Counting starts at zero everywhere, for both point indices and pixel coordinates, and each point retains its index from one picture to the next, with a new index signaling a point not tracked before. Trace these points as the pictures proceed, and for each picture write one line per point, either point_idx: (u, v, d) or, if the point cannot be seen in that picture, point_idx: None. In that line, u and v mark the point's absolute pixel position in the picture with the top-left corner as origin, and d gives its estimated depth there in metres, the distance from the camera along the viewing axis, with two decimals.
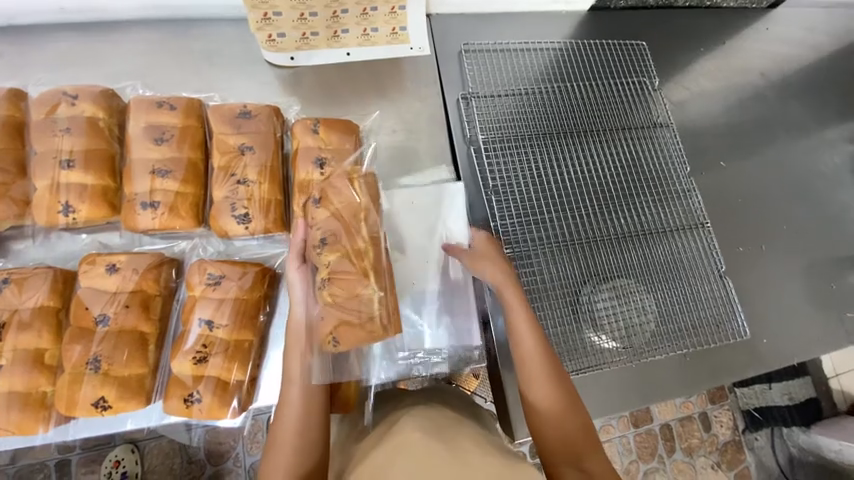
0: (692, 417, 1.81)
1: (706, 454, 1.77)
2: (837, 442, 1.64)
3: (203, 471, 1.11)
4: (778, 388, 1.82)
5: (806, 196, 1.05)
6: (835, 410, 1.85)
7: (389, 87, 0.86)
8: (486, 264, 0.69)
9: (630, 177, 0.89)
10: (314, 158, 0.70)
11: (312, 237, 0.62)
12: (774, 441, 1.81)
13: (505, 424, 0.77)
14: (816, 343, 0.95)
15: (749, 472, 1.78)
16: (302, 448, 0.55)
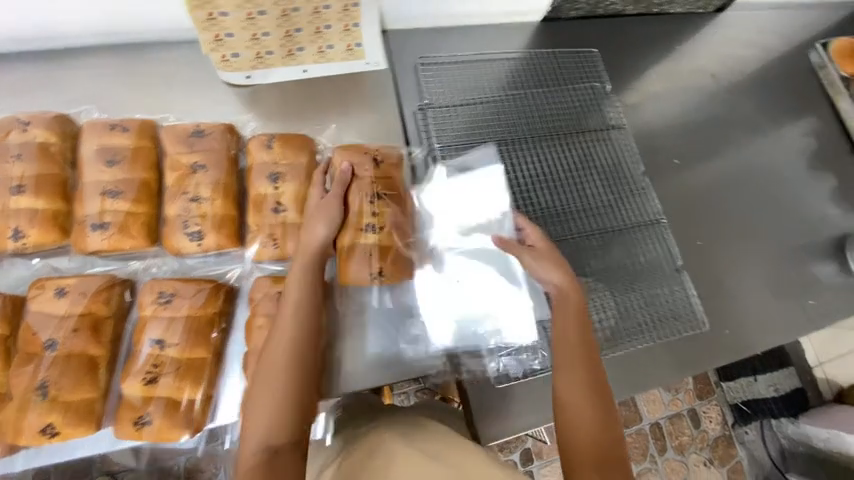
0: (681, 414, 1.82)
1: (697, 452, 1.78)
2: (824, 430, 1.62)
3: None
4: (763, 380, 1.84)
5: (762, 189, 1.08)
6: (820, 399, 1.86)
7: (344, 101, 0.89)
8: (549, 261, 0.73)
9: (587, 179, 0.92)
10: (268, 173, 0.70)
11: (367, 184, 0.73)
12: (766, 433, 1.82)
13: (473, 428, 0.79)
14: (779, 332, 0.97)
15: (741, 467, 1.78)
16: (278, 411, 0.53)
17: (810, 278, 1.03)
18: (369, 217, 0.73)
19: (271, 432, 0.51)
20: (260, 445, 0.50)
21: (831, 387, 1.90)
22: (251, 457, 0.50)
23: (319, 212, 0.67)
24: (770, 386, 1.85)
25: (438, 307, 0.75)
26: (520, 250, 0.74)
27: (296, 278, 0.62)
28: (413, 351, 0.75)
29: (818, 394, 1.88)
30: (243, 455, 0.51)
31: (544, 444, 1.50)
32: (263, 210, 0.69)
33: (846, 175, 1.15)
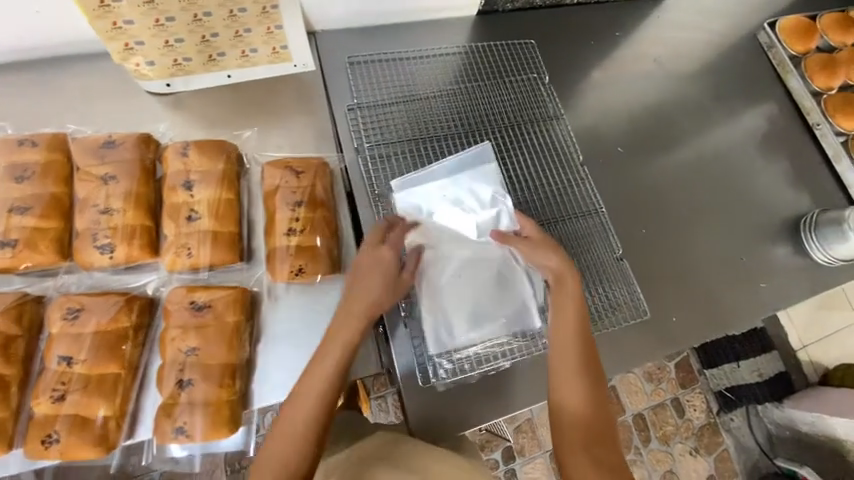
0: (664, 404, 1.77)
1: (682, 441, 1.73)
2: (809, 414, 1.61)
3: None
4: (746, 365, 1.79)
5: (710, 171, 1.07)
6: (803, 382, 1.84)
7: (272, 102, 0.85)
8: (544, 253, 0.71)
9: (526, 173, 0.91)
10: (181, 180, 0.69)
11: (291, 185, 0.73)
12: (752, 419, 1.79)
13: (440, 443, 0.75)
14: (726, 318, 0.95)
15: (728, 455, 1.74)
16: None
17: (764, 260, 1.01)
18: (290, 221, 0.71)
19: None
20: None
21: (816, 369, 1.87)
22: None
23: (380, 277, 0.67)
24: (754, 371, 1.80)
25: (441, 309, 0.72)
26: (518, 242, 0.72)
27: (333, 348, 0.63)
28: (345, 363, 0.72)
29: (802, 378, 1.85)
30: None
31: (522, 441, 1.49)
32: (179, 220, 0.68)
33: (799, 155, 1.13)
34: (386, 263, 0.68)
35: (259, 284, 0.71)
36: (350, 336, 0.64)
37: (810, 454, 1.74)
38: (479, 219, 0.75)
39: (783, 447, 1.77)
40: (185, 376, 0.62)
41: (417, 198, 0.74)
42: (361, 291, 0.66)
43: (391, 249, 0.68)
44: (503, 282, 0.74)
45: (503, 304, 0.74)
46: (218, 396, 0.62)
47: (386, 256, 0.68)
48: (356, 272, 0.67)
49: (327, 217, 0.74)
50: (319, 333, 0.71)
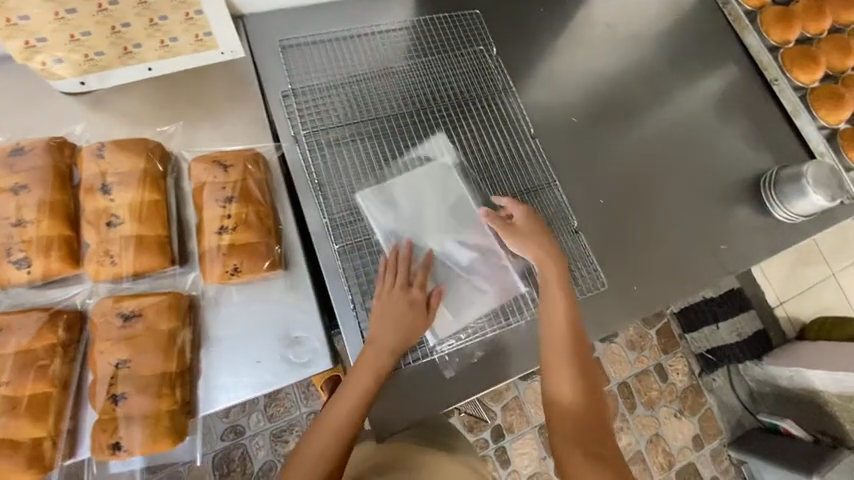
0: (648, 370, 1.76)
1: (666, 404, 1.74)
2: (786, 369, 1.63)
3: None
4: (726, 326, 1.79)
5: (670, 135, 1.04)
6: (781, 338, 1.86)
7: (201, 95, 0.81)
8: (530, 239, 0.76)
9: (478, 150, 0.87)
10: (98, 183, 0.65)
11: (220, 180, 0.69)
12: (734, 378, 1.81)
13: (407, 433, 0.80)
14: (687, 283, 0.95)
15: (712, 414, 1.75)
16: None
17: (723, 221, 1.00)
18: (221, 218, 0.68)
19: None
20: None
21: (793, 325, 1.89)
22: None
23: (409, 318, 0.70)
24: (733, 332, 1.80)
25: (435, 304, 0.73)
26: (509, 231, 0.76)
27: (357, 384, 0.68)
28: (292, 363, 0.69)
29: (780, 334, 1.87)
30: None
31: (512, 418, 1.49)
32: (97, 225, 0.64)
33: (761, 111, 1.10)
34: (416, 304, 0.71)
35: (197, 288, 0.69)
36: (377, 367, 0.68)
37: (791, 408, 1.75)
38: (453, 209, 0.78)
39: (763, 401, 1.79)
40: (118, 390, 0.60)
41: (390, 199, 0.76)
42: (389, 328, 0.69)
43: (420, 290, 0.72)
44: (477, 261, 0.76)
45: (489, 284, 0.76)
46: (156, 407, 0.60)
47: (416, 297, 0.71)
48: (383, 307, 0.70)
49: (261, 211, 0.70)
50: (266, 332, 0.70)
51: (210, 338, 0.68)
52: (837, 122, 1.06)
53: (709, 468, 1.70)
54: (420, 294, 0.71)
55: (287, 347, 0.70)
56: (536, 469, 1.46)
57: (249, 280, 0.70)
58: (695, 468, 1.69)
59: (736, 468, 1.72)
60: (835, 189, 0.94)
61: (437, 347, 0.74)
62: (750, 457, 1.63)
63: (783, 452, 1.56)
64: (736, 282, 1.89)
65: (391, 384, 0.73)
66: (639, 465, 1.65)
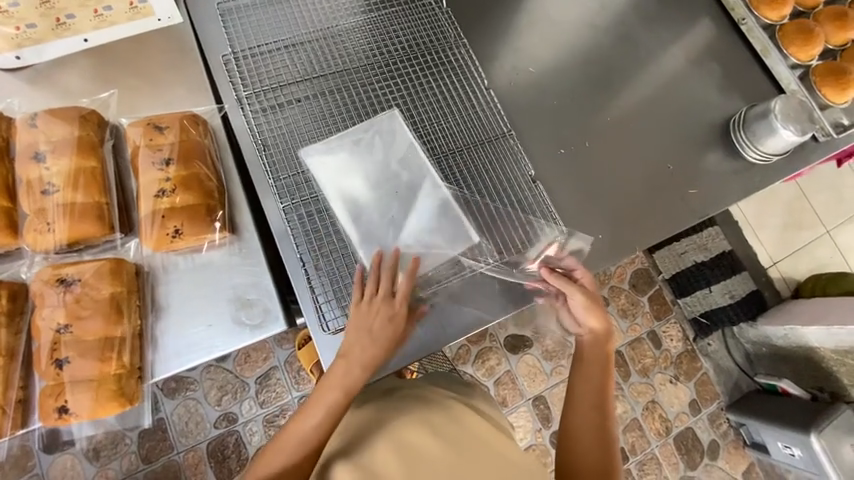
0: (641, 338, 1.60)
1: (662, 371, 1.58)
2: (780, 327, 1.50)
3: (137, 467, 1.20)
4: (717, 289, 1.65)
5: (634, 80, 0.99)
6: (779, 298, 1.71)
7: (140, 67, 0.79)
8: (595, 308, 0.75)
9: (430, 105, 0.84)
10: (35, 152, 0.67)
11: (153, 144, 0.70)
12: (729, 341, 1.66)
13: (401, 392, 0.73)
14: (656, 230, 0.90)
15: (709, 379, 1.61)
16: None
17: (692, 164, 0.95)
18: (158, 183, 0.68)
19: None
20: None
21: (789, 284, 1.74)
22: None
23: (386, 330, 0.66)
24: (726, 294, 1.67)
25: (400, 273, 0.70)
26: (573, 287, 0.74)
27: (321, 399, 0.65)
28: (240, 324, 0.68)
29: (775, 294, 1.72)
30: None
31: (503, 392, 1.43)
32: (37, 195, 0.65)
33: (730, 53, 1.05)
34: (395, 318, 0.67)
35: (142, 256, 0.68)
36: (345, 383, 0.65)
37: (790, 369, 1.58)
38: (399, 169, 0.76)
39: (761, 364, 1.64)
40: (62, 355, 0.61)
41: (327, 158, 0.74)
42: (364, 340, 0.66)
43: (402, 304, 0.68)
44: (429, 216, 0.74)
45: (446, 241, 0.73)
46: (102, 371, 0.62)
47: (396, 310, 0.67)
48: (359, 315, 0.66)
49: (200, 174, 0.70)
50: (209, 297, 0.69)
51: (158, 304, 0.67)
52: (809, 58, 1.02)
53: (708, 433, 1.57)
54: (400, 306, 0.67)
55: (238, 309, 0.69)
56: (530, 443, 1.40)
57: (191, 244, 0.69)
58: (694, 434, 1.56)
59: (735, 433, 1.59)
60: (805, 121, 0.90)
61: None
62: (747, 419, 1.51)
63: (782, 411, 1.45)
64: (727, 242, 1.72)
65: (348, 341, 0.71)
66: (635, 433, 1.52)
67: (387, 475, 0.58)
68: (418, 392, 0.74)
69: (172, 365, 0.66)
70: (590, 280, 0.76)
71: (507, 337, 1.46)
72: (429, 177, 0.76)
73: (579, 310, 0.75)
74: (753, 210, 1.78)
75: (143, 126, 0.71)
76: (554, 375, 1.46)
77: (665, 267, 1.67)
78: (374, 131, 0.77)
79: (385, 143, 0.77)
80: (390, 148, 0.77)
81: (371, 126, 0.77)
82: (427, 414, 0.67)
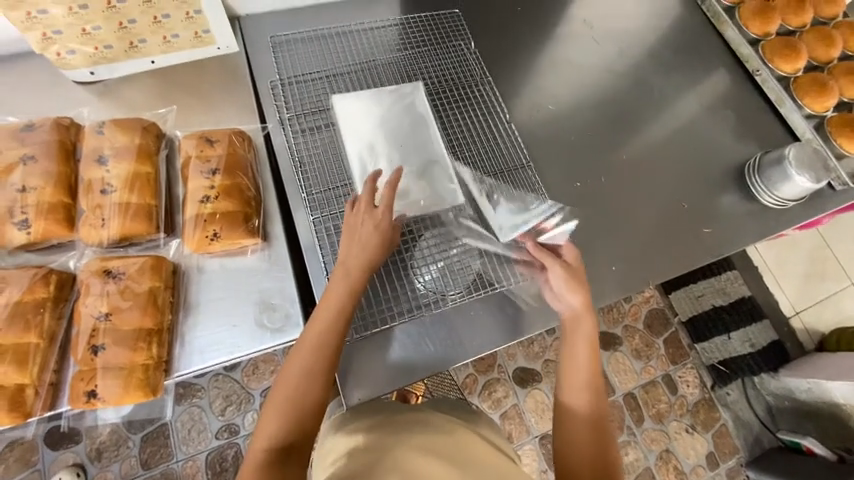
0: (655, 382, 1.55)
1: (677, 418, 1.51)
2: (803, 380, 1.44)
3: (138, 471, 1.20)
4: (737, 336, 1.60)
5: (649, 122, 1.04)
6: (801, 349, 1.65)
7: (196, 88, 0.88)
8: (575, 281, 0.76)
9: (454, 133, 0.90)
10: (99, 156, 0.74)
11: (202, 155, 0.77)
12: (749, 391, 1.58)
13: (399, 419, 0.71)
14: (669, 266, 0.91)
15: (727, 431, 1.53)
16: (297, 417, 0.59)
17: (707, 205, 0.98)
18: (203, 189, 0.75)
19: (285, 435, 0.57)
20: (271, 446, 0.56)
21: (812, 336, 1.68)
22: (255, 466, 0.55)
23: (378, 240, 0.69)
24: (745, 342, 1.61)
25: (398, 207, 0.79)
26: (554, 261, 0.78)
27: (328, 300, 0.65)
28: (264, 327, 0.72)
29: (797, 345, 1.66)
30: (249, 456, 0.57)
31: (510, 427, 1.39)
32: (95, 193, 0.72)
33: (745, 102, 1.09)
34: (381, 224, 0.70)
35: (182, 257, 0.74)
36: (347, 284, 0.66)
37: (815, 427, 1.52)
38: (410, 124, 0.85)
39: (785, 419, 1.55)
40: (98, 341, 0.65)
41: (351, 111, 0.83)
42: (357, 247, 0.68)
43: (385, 212, 0.71)
44: (427, 163, 0.83)
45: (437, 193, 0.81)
46: (132, 360, 0.65)
47: (380, 218, 0.70)
48: (352, 226, 0.70)
49: (242, 184, 0.76)
50: (238, 299, 0.73)
51: (190, 302, 0.72)
52: (824, 109, 1.05)
53: None
54: (385, 216, 0.71)
55: (262, 312, 0.73)
56: None
57: (226, 247, 0.74)
58: None
59: None
60: (818, 169, 0.92)
61: (401, 318, 0.75)
62: (770, 478, 1.41)
63: (809, 471, 1.36)
64: (747, 288, 1.69)
65: (363, 357, 0.73)
66: None
67: None
68: (418, 420, 0.71)
69: (196, 362, 0.69)
70: (573, 254, 0.79)
71: (515, 369, 1.45)
72: (434, 137, 0.85)
73: (563, 286, 0.76)
74: (772, 256, 1.75)
75: (195, 139, 0.78)
76: None
77: (681, 308, 1.64)
78: (402, 96, 0.87)
79: (406, 106, 0.86)
80: (409, 113, 0.86)
81: (397, 91, 0.87)
82: (432, 442, 0.65)
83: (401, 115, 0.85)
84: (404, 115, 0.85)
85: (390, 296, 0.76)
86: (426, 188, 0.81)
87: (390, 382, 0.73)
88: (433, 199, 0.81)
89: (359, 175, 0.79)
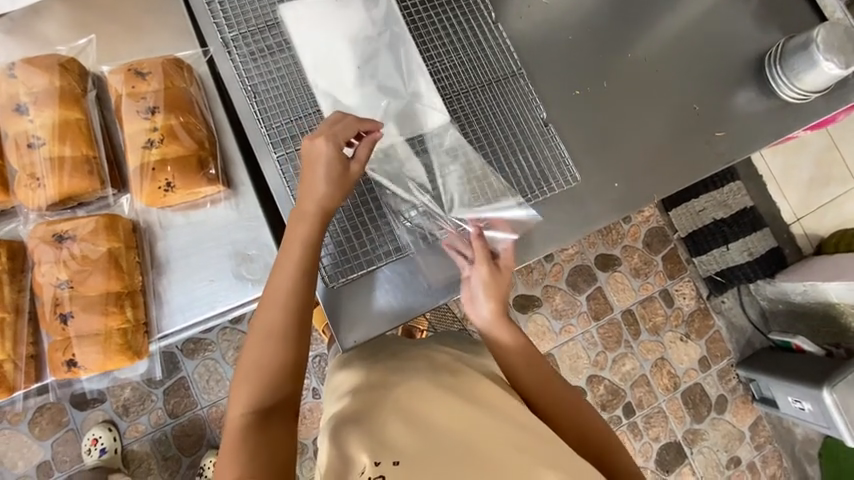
0: (653, 297, 1.57)
1: (673, 329, 1.56)
2: (799, 283, 1.45)
3: (160, 421, 1.24)
4: (735, 246, 1.57)
5: (657, 11, 0.89)
6: (800, 255, 1.64)
7: (118, 13, 0.73)
8: (498, 289, 0.68)
9: (432, 42, 0.78)
10: (15, 105, 0.65)
11: (134, 95, 0.67)
12: (744, 298, 1.60)
13: (403, 354, 0.70)
14: (674, 177, 0.84)
15: (721, 336, 1.58)
16: (270, 378, 0.55)
17: (719, 106, 0.87)
18: (145, 133, 0.66)
19: (261, 396, 0.54)
20: (251, 409, 0.53)
21: (811, 241, 1.66)
22: (234, 433, 0.52)
23: (325, 175, 0.60)
24: (744, 251, 1.58)
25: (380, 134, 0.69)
26: (483, 262, 0.68)
27: (285, 263, 0.59)
28: (244, 278, 0.68)
29: (797, 250, 1.64)
30: (228, 421, 0.53)
31: None
32: (24, 151, 0.64)
33: None
34: (328, 157, 0.60)
35: (138, 212, 0.68)
36: (302, 212, 0.60)
37: (805, 326, 1.57)
38: (376, 33, 0.71)
39: (777, 322, 1.60)
40: (66, 310, 0.63)
41: (307, 22, 0.69)
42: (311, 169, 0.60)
43: (328, 142, 0.60)
44: (402, 79, 0.71)
45: (418, 114, 0.71)
46: (107, 325, 0.64)
47: (323, 150, 0.60)
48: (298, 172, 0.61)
49: (189, 122, 0.68)
50: (207, 253, 0.68)
51: (158, 261, 0.67)
52: None
53: (717, 388, 1.56)
54: (327, 146, 0.60)
55: (238, 264, 0.68)
56: None
57: (185, 197, 0.67)
58: (702, 389, 1.55)
59: (745, 388, 1.58)
60: (850, 52, 0.79)
61: (387, 258, 0.71)
62: (758, 375, 1.49)
63: (795, 367, 1.42)
64: (750, 197, 1.63)
65: (359, 301, 0.70)
66: (643, 388, 1.52)
67: (399, 441, 0.54)
68: (428, 357, 0.69)
69: (177, 320, 0.67)
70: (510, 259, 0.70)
71: (515, 296, 1.46)
72: (407, 46, 0.72)
73: (480, 290, 0.68)
74: (779, 163, 1.67)
75: (123, 71, 0.68)
76: (563, 333, 1.48)
77: (681, 225, 1.59)
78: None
79: (371, 10, 0.72)
80: (377, 18, 0.72)
81: None
82: (441, 382, 0.63)
83: (368, 21, 0.71)
84: (372, 21, 0.71)
85: (375, 235, 0.71)
86: (401, 114, 0.70)
87: (385, 321, 0.70)
88: (414, 123, 0.71)
89: (325, 103, 0.68)
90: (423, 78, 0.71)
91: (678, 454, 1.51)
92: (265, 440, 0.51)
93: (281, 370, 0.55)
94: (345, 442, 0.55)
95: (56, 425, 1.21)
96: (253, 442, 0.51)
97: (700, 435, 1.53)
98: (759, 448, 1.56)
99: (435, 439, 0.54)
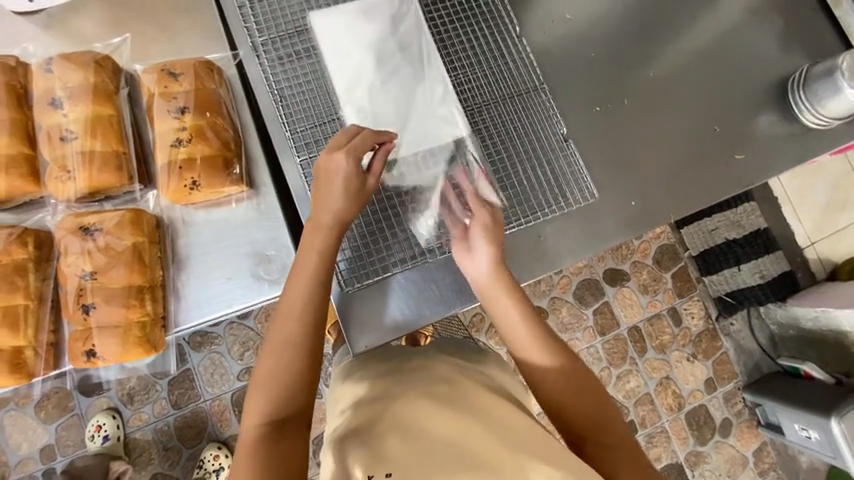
0: (661, 315, 1.56)
1: (679, 348, 1.54)
2: (811, 310, 1.42)
3: (163, 412, 1.26)
4: (748, 268, 1.55)
5: (681, 32, 0.89)
6: (814, 280, 1.61)
7: (152, 13, 0.75)
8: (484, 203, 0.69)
9: (456, 54, 0.79)
10: (51, 99, 0.67)
11: (164, 94, 0.69)
12: (753, 321, 1.58)
13: (408, 365, 0.70)
14: (690, 198, 0.83)
15: (728, 358, 1.56)
16: (285, 388, 0.55)
17: (739, 129, 0.87)
18: (173, 131, 0.68)
19: (275, 406, 0.54)
20: (265, 418, 0.54)
21: (825, 266, 1.63)
22: (248, 443, 0.52)
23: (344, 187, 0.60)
24: (756, 273, 1.55)
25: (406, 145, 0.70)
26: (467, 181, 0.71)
27: (299, 273, 0.59)
28: (260, 277, 0.69)
29: (810, 275, 1.62)
30: (243, 431, 0.54)
31: None
32: (56, 143, 0.66)
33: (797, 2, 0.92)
34: (347, 172, 0.60)
35: (161, 209, 0.70)
36: (319, 217, 0.60)
37: (816, 352, 1.54)
38: (402, 42, 0.72)
39: (786, 347, 1.57)
40: (88, 300, 0.65)
41: (335, 29, 0.71)
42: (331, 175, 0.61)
43: (346, 156, 0.60)
44: (426, 88, 0.72)
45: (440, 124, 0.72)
46: (126, 317, 0.65)
47: (342, 164, 0.59)
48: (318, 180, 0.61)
49: (216, 123, 0.69)
50: (227, 251, 0.69)
51: (178, 256, 0.69)
52: None
53: (722, 411, 1.54)
54: (347, 161, 0.60)
55: (256, 264, 0.69)
56: None
57: (207, 195, 0.69)
58: (707, 411, 1.53)
59: (750, 413, 1.55)
60: None
61: (403, 265, 0.71)
62: (764, 400, 1.46)
63: (804, 394, 1.39)
64: (764, 219, 1.61)
65: (372, 307, 0.71)
66: (646, 407, 1.50)
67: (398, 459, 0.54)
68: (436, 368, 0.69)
69: (193, 316, 0.68)
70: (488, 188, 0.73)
71: None
72: (432, 55, 0.73)
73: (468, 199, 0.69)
74: (794, 186, 1.65)
75: (155, 71, 0.70)
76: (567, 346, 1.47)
77: (693, 243, 1.58)
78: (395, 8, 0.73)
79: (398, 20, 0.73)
80: (404, 28, 0.73)
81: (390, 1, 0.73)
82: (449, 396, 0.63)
83: (395, 31, 0.72)
84: (399, 31, 0.73)
85: (392, 242, 0.72)
86: (423, 122, 0.71)
87: (396, 329, 0.71)
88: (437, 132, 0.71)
89: (349, 109, 0.69)
90: (446, 88, 0.72)
91: (679, 476, 1.49)
92: (279, 451, 0.52)
93: (295, 380, 0.56)
94: (345, 457, 0.55)
95: (63, 410, 1.23)
96: (269, 453, 0.51)
97: (702, 457, 1.51)
98: (762, 474, 1.53)
99: (439, 455, 0.54)
